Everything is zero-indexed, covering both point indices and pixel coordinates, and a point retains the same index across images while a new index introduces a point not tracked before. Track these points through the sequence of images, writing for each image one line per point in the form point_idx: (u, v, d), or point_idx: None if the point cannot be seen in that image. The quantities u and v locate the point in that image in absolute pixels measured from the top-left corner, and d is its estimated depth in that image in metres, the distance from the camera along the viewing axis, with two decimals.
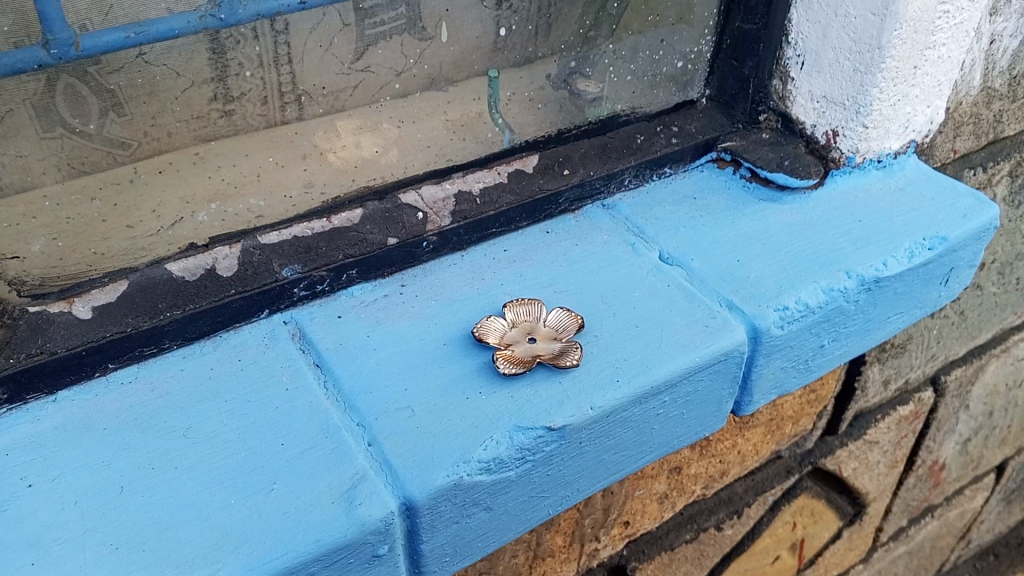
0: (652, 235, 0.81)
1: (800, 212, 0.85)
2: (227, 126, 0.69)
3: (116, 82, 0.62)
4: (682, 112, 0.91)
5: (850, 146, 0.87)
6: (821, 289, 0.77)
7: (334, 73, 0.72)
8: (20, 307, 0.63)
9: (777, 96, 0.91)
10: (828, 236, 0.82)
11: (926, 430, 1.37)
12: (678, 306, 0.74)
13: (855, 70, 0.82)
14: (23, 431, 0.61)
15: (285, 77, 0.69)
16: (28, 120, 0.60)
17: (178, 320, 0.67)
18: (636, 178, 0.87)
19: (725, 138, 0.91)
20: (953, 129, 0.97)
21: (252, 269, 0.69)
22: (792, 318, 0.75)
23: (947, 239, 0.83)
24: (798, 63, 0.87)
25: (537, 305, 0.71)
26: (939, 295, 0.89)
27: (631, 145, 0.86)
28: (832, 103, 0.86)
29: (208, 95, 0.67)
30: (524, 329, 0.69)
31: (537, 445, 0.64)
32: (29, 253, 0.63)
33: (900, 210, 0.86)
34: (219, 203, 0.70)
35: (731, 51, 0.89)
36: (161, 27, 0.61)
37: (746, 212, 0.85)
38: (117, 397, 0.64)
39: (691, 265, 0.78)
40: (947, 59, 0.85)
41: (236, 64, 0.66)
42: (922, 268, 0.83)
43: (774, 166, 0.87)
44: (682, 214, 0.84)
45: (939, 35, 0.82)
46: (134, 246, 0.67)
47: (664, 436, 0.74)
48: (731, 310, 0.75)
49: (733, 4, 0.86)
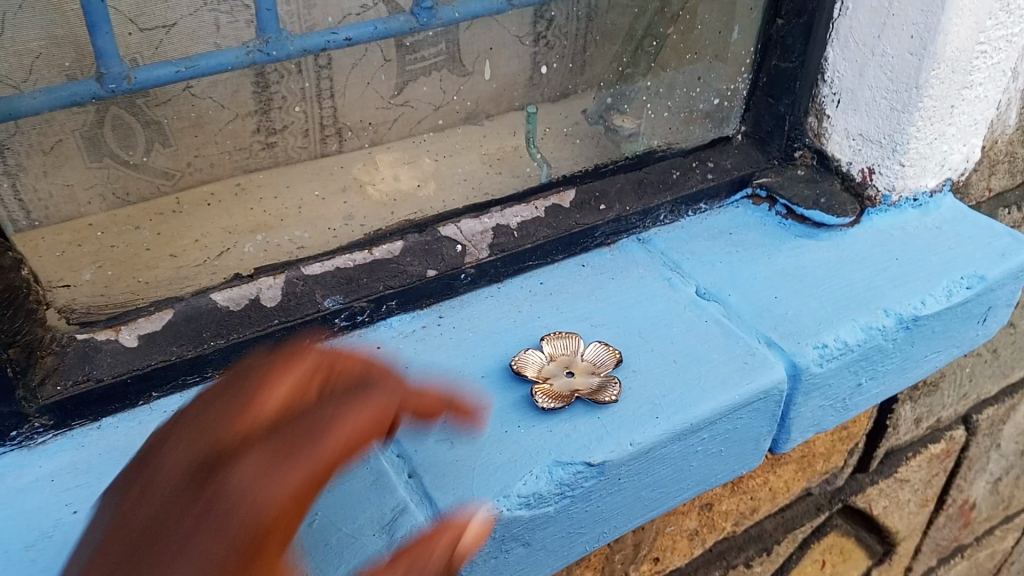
0: (688, 270, 0.82)
1: (836, 249, 0.85)
2: (270, 158, 0.74)
3: (163, 114, 0.66)
4: (716, 147, 0.91)
5: (885, 184, 0.87)
6: (859, 327, 0.77)
7: (375, 108, 0.77)
8: (68, 334, 0.63)
9: (812, 133, 0.90)
10: (865, 274, 0.82)
11: (957, 469, 1.35)
12: (717, 342, 0.74)
13: (891, 108, 0.82)
14: (68, 457, 0.62)
15: (327, 111, 0.75)
16: (75, 150, 0.63)
17: (222, 350, 0.67)
18: (671, 214, 0.87)
19: (760, 174, 0.91)
20: (988, 167, 0.97)
21: (296, 300, 0.70)
22: (831, 356, 0.75)
23: (985, 278, 0.83)
24: (834, 101, 0.87)
25: (574, 338, 0.71)
26: (977, 334, 0.88)
27: (667, 180, 0.86)
28: (868, 140, 0.86)
29: (252, 127, 0.71)
30: (563, 362, 0.70)
31: (576, 480, 0.64)
32: (78, 282, 0.64)
33: (936, 248, 0.86)
34: (263, 234, 0.72)
35: (766, 89, 0.89)
36: (211, 62, 0.64)
37: (783, 248, 0.85)
38: (161, 424, 0.65)
39: (728, 300, 0.78)
40: (983, 99, 0.85)
41: (280, 98, 0.71)
42: (961, 307, 0.82)
43: (810, 203, 0.87)
44: (718, 249, 0.84)
45: (976, 75, 0.82)
46: (179, 275, 0.69)
47: (702, 474, 0.74)
48: (770, 347, 0.75)
49: (771, 42, 0.87)
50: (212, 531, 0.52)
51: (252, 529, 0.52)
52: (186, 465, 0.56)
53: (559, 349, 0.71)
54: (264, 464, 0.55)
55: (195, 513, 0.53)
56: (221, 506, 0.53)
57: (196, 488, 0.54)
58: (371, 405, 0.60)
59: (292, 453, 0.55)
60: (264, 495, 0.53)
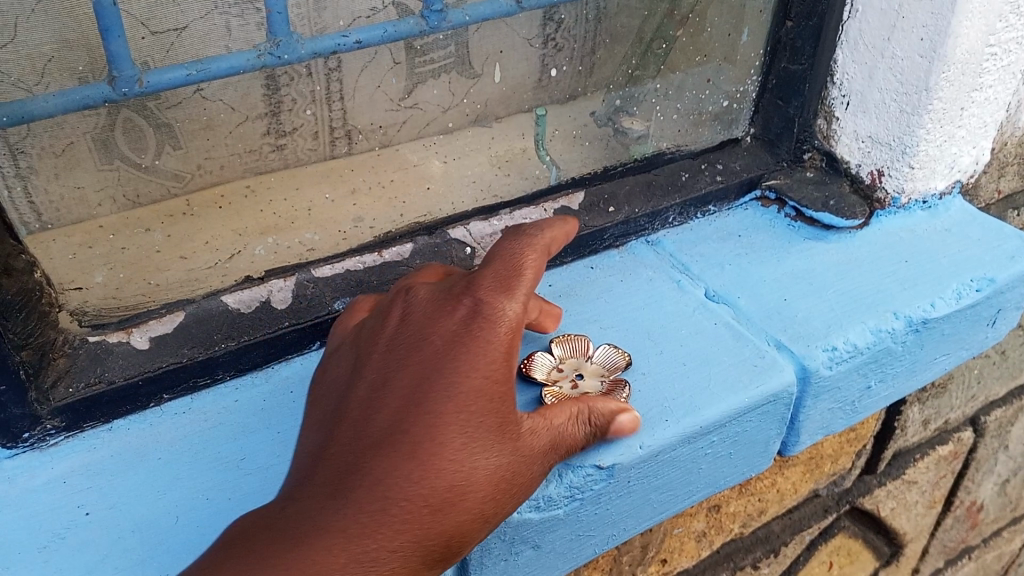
0: (697, 273, 0.82)
1: (846, 252, 0.85)
2: (280, 160, 0.73)
3: (174, 116, 0.66)
4: (726, 149, 0.91)
5: (895, 186, 0.87)
6: (869, 330, 0.77)
7: (384, 111, 0.76)
8: (79, 337, 0.63)
9: (822, 135, 0.90)
10: (875, 277, 0.82)
11: (965, 471, 1.34)
12: (726, 345, 0.74)
13: (901, 111, 0.82)
14: (80, 459, 0.62)
15: (336, 113, 0.74)
16: (87, 153, 0.63)
17: (233, 351, 0.67)
18: (680, 216, 0.87)
19: (769, 176, 0.91)
20: (998, 169, 0.97)
21: (307, 302, 0.70)
22: (840, 359, 0.75)
23: (995, 281, 0.83)
24: (844, 103, 0.87)
25: (582, 342, 0.71)
26: (986, 336, 0.88)
27: (676, 183, 0.87)
28: (878, 143, 0.85)
29: (261, 130, 0.70)
30: (571, 366, 0.70)
31: (586, 483, 0.64)
32: (90, 284, 0.65)
33: (945, 251, 0.86)
34: (273, 237, 0.72)
35: (776, 91, 0.89)
36: (223, 66, 0.63)
37: (792, 251, 0.85)
38: (172, 427, 0.65)
39: (738, 303, 0.78)
40: (993, 101, 0.85)
41: (290, 100, 0.70)
42: (970, 310, 0.82)
43: (818, 206, 0.87)
44: (728, 252, 0.84)
45: (987, 77, 0.82)
46: (190, 278, 0.69)
47: (711, 477, 0.74)
48: (779, 349, 0.75)
49: (780, 44, 0.86)
50: (481, 345, 0.54)
51: (509, 336, 0.55)
52: (432, 305, 0.58)
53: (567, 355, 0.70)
54: (495, 291, 0.57)
55: (424, 351, 0.55)
56: (468, 332, 0.55)
57: (452, 321, 0.56)
58: (538, 241, 0.60)
59: (503, 279, 0.57)
60: (499, 308, 0.56)
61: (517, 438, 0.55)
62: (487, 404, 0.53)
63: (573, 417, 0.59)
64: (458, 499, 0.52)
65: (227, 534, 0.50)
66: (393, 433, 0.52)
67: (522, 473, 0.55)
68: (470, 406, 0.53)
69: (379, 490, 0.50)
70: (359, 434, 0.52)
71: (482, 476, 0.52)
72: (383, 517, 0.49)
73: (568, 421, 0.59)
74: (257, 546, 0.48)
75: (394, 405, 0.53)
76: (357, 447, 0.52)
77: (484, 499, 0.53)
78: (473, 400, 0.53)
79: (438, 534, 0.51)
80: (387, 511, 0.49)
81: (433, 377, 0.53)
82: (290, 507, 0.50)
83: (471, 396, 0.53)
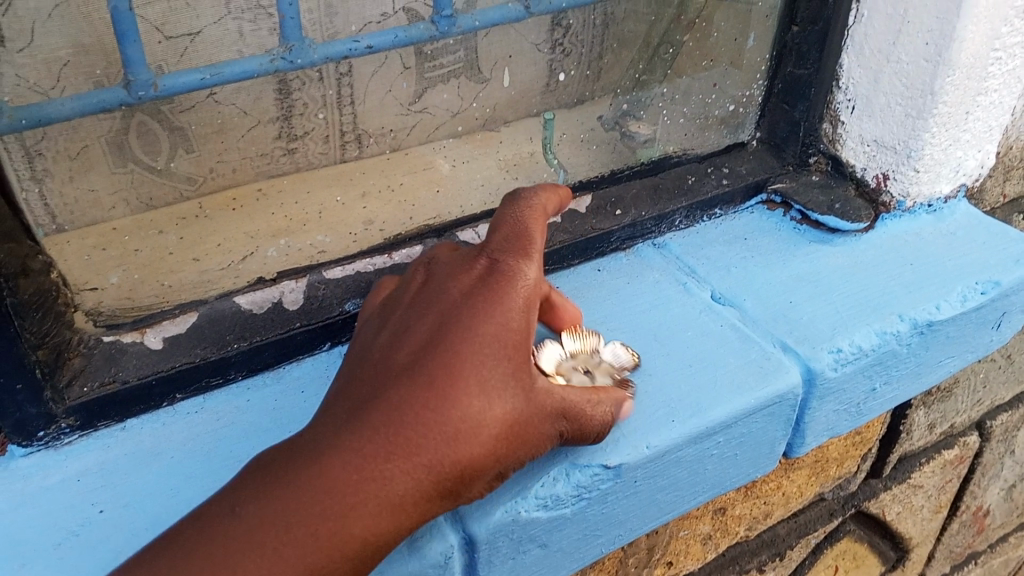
0: (703, 275, 0.82)
1: (851, 255, 0.85)
2: (290, 163, 0.80)
3: (186, 120, 0.74)
4: (732, 153, 0.91)
5: (900, 190, 0.88)
6: (874, 332, 0.77)
7: (393, 115, 0.86)
8: (94, 337, 0.63)
9: (827, 139, 0.90)
10: (879, 279, 0.83)
11: (971, 475, 1.35)
12: (732, 346, 0.75)
13: (906, 115, 0.82)
14: (94, 458, 0.63)
15: (348, 118, 0.84)
16: (101, 154, 0.69)
17: (245, 352, 0.68)
18: (687, 219, 0.87)
19: (775, 180, 0.91)
20: (1003, 173, 0.98)
21: (318, 303, 0.70)
22: (845, 361, 0.75)
23: (1000, 284, 0.83)
24: (849, 107, 0.87)
25: (597, 337, 0.71)
26: (991, 339, 0.89)
27: (682, 186, 0.87)
28: (883, 147, 0.86)
29: (273, 134, 0.79)
30: (585, 360, 0.69)
31: (594, 483, 0.65)
32: (104, 285, 0.66)
33: (950, 254, 0.86)
34: (285, 239, 0.75)
35: (782, 95, 0.89)
36: (235, 70, 0.65)
37: (798, 254, 0.86)
38: (185, 425, 0.66)
39: (744, 304, 0.79)
40: (998, 105, 0.86)
41: (302, 105, 0.79)
42: (975, 313, 0.83)
43: (824, 209, 0.88)
44: (734, 254, 0.85)
45: (992, 82, 0.83)
46: (203, 280, 0.70)
47: (717, 478, 0.74)
48: (785, 351, 0.75)
49: (786, 49, 0.87)
50: (499, 296, 0.55)
51: (526, 293, 0.56)
52: (455, 265, 0.59)
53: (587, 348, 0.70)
54: (517, 256, 0.58)
55: (444, 302, 0.56)
56: (486, 286, 0.56)
57: (471, 277, 0.57)
58: (537, 202, 0.61)
59: (518, 239, 0.59)
60: (519, 269, 0.57)
61: (531, 391, 0.54)
62: (504, 352, 0.53)
63: (589, 391, 0.60)
64: (468, 436, 0.51)
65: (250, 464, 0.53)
66: (410, 367, 0.53)
67: (535, 428, 0.54)
68: (485, 347, 0.53)
69: (391, 417, 0.51)
70: (379, 370, 0.54)
71: (493, 418, 0.52)
72: (392, 441, 0.50)
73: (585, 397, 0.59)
74: (275, 465, 0.51)
75: (413, 344, 0.54)
76: (375, 382, 0.53)
77: (495, 441, 0.52)
78: (490, 342, 0.53)
79: (448, 469, 0.51)
80: (396, 438, 0.50)
81: (452, 319, 0.54)
82: (305, 436, 0.52)
83: (487, 337, 0.53)
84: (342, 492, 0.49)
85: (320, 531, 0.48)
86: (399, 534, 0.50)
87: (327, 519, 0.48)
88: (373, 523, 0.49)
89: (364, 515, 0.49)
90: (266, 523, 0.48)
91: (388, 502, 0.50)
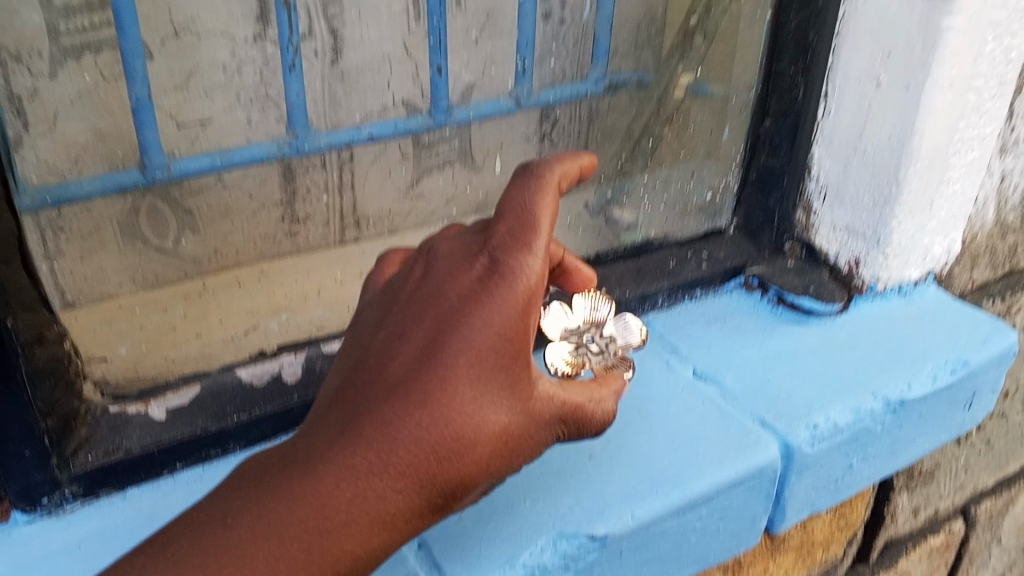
0: (685, 353, 0.86)
1: (827, 335, 0.89)
2: (287, 242, 0.98)
3: (195, 204, 0.97)
4: (711, 240, 0.95)
5: (871, 274, 0.92)
6: (849, 409, 0.80)
7: (392, 199, 1.12)
8: (101, 407, 0.66)
9: (801, 226, 0.95)
10: (853, 358, 0.86)
11: (957, 563, 1.35)
12: (713, 422, 0.78)
13: (874, 203, 0.87)
14: (94, 525, 0.65)
15: (347, 201, 1.10)
16: (113, 233, 0.87)
17: (244, 424, 0.68)
18: (668, 299, 0.91)
19: (752, 264, 0.96)
20: (969, 260, 1.03)
21: (315, 377, 0.72)
22: (822, 436, 0.78)
23: (969, 363, 0.87)
24: (821, 195, 0.92)
25: (608, 304, 0.74)
26: (964, 419, 0.92)
27: (664, 269, 0.91)
28: (854, 233, 0.90)
29: (280, 217, 1.02)
30: (591, 329, 0.73)
31: (580, 553, 0.67)
32: (114, 355, 0.72)
33: (922, 335, 0.90)
34: (286, 314, 0.80)
35: (758, 183, 0.94)
36: (245, 153, 0.99)
37: (776, 334, 0.89)
38: (184, 493, 0.67)
39: (724, 381, 0.82)
40: (960, 194, 0.91)
41: (306, 189, 1.05)
42: (946, 392, 0.86)
43: (801, 290, 0.92)
44: (714, 334, 0.89)
45: (953, 172, 0.88)
46: (207, 354, 0.74)
47: (700, 551, 0.76)
48: (764, 427, 0.78)
49: (759, 142, 0.92)
50: (497, 302, 0.53)
51: (528, 293, 0.54)
52: (454, 258, 0.57)
53: (596, 311, 0.74)
54: (518, 253, 0.54)
55: (441, 305, 0.55)
56: (483, 289, 0.54)
57: (469, 277, 0.55)
58: (550, 180, 0.55)
59: (522, 231, 0.54)
60: (520, 268, 0.54)
61: (528, 400, 0.56)
62: (498, 360, 0.54)
63: (594, 394, 0.60)
64: (462, 450, 0.54)
65: (252, 463, 0.56)
66: (405, 380, 0.54)
67: (529, 435, 0.56)
68: (478, 363, 0.53)
69: (384, 436, 0.52)
70: (375, 379, 0.54)
71: (487, 432, 0.54)
72: (387, 458, 0.52)
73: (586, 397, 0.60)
74: (272, 474, 0.54)
75: (409, 353, 0.54)
76: (370, 394, 0.54)
77: (488, 454, 0.55)
78: (484, 352, 0.53)
79: (442, 481, 0.54)
80: (389, 457, 0.52)
81: (448, 328, 0.54)
82: (300, 444, 0.55)
83: (483, 352, 0.53)
84: (338, 506, 0.52)
85: (317, 543, 0.51)
86: (394, 542, 0.54)
87: (325, 533, 0.51)
88: (368, 536, 0.52)
89: (360, 530, 0.52)
90: (262, 535, 0.51)
91: (383, 514, 0.53)
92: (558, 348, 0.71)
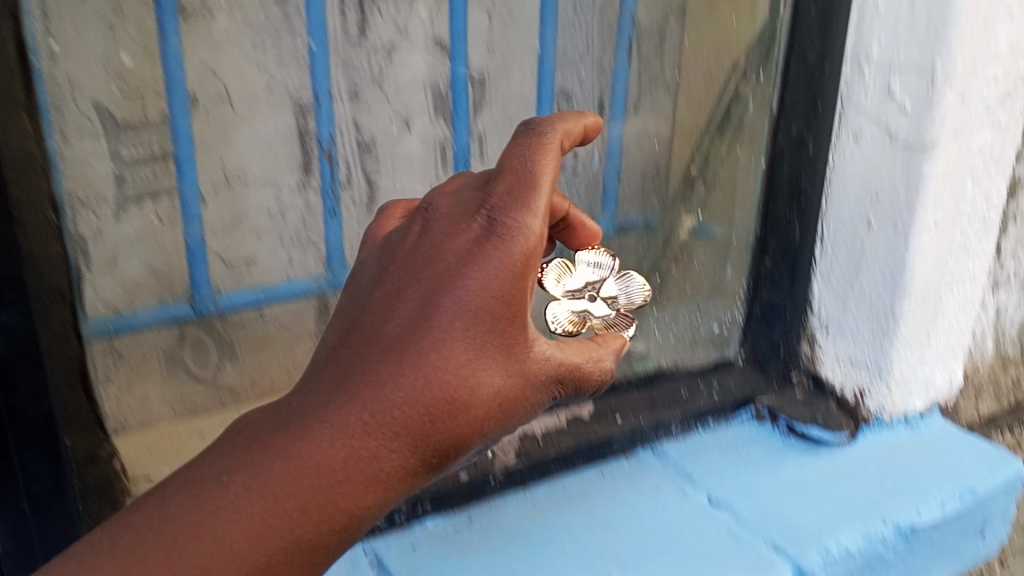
0: (699, 480, 0.89)
1: (838, 465, 0.92)
2: None
3: None
4: (721, 369, 1.02)
5: (876, 404, 0.96)
6: (859, 534, 0.82)
7: None
8: None
9: (807, 359, 1.00)
10: (863, 485, 0.89)
11: None
12: (728, 546, 0.80)
13: (873, 335, 0.92)
14: None
15: None
16: None
17: None
18: (682, 428, 0.95)
19: (761, 395, 1.01)
20: (974, 392, 1.06)
21: None
22: (834, 560, 0.80)
23: (976, 491, 0.90)
24: (823, 330, 0.98)
25: (611, 258, 0.80)
26: (976, 547, 0.94)
27: (676, 398, 0.96)
28: (857, 365, 0.95)
29: None
30: (591, 285, 0.79)
31: None
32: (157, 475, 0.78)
33: (930, 464, 0.93)
34: None
35: (761, 319, 1.01)
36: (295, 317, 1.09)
37: (787, 462, 0.92)
38: None
39: (737, 508, 0.85)
40: (957, 329, 0.96)
41: None
42: (955, 518, 0.89)
43: (809, 421, 0.96)
44: (728, 462, 0.92)
45: (947, 307, 0.93)
46: None
47: None
48: (777, 551, 0.80)
49: (761, 279, 0.99)
50: (495, 259, 0.52)
51: (527, 250, 0.53)
52: (453, 217, 0.55)
53: (597, 269, 0.80)
54: (519, 210, 0.54)
55: (439, 265, 0.53)
56: (481, 249, 0.53)
57: (467, 237, 0.54)
58: (550, 139, 0.57)
59: (523, 189, 0.54)
60: (520, 225, 0.53)
61: (521, 359, 0.55)
62: (495, 319, 0.53)
63: (579, 358, 0.61)
64: (459, 410, 0.52)
65: (236, 426, 0.52)
66: (403, 341, 0.51)
67: (522, 397, 0.55)
68: (476, 321, 0.52)
69: (381, 393, 0.50)
70: (369, 339, 0.52)
71: (483, 391, 0.52)
72: (384, 419, 0.49)
73: (570, 359, 0.60)
74: (261, 434, 0.49)
75: (406, 314, 0.52)
76: (365, 354, 0.51)
77: (485, 415, 0.53)
78: (483, 310, 0.52)
79: (438, 440, 0.51)
80: (386, 416, 0.50)
81: (446, 287, 0.52)
82: (292, 403, 0.51)
83: (479, 312, 0.52)
84: (333, 465, 0.48)
85: (308, 501, 0.47)
86: (386, 503, 0.50)
87: (318, 490, 0.48)
88: (363, 494, 0.49)
89: (355, 488, 0.49)
90: (254, 493, 0.47)
91: (377, 473, 0.49)
92: (559, 306, 0.77)
